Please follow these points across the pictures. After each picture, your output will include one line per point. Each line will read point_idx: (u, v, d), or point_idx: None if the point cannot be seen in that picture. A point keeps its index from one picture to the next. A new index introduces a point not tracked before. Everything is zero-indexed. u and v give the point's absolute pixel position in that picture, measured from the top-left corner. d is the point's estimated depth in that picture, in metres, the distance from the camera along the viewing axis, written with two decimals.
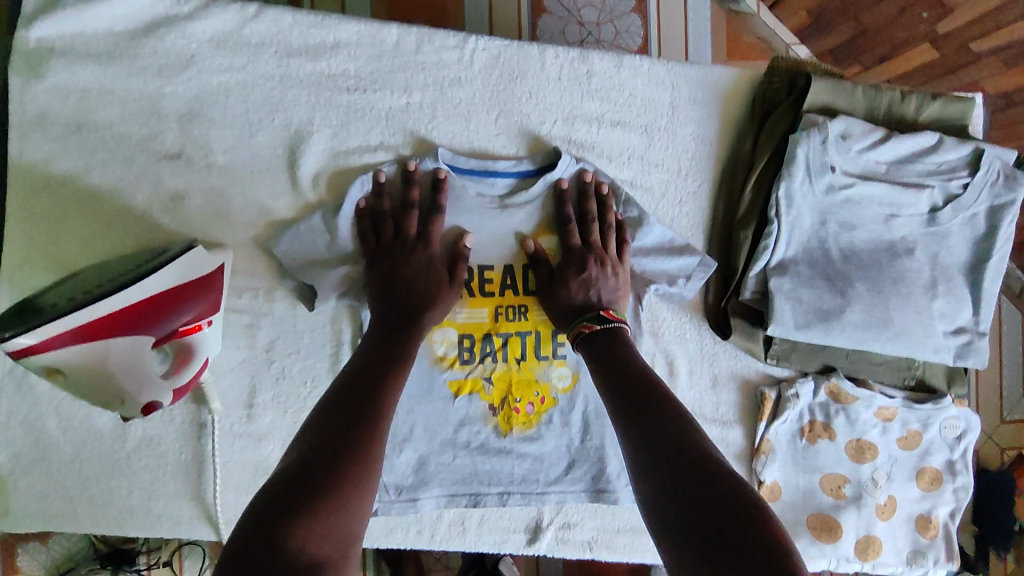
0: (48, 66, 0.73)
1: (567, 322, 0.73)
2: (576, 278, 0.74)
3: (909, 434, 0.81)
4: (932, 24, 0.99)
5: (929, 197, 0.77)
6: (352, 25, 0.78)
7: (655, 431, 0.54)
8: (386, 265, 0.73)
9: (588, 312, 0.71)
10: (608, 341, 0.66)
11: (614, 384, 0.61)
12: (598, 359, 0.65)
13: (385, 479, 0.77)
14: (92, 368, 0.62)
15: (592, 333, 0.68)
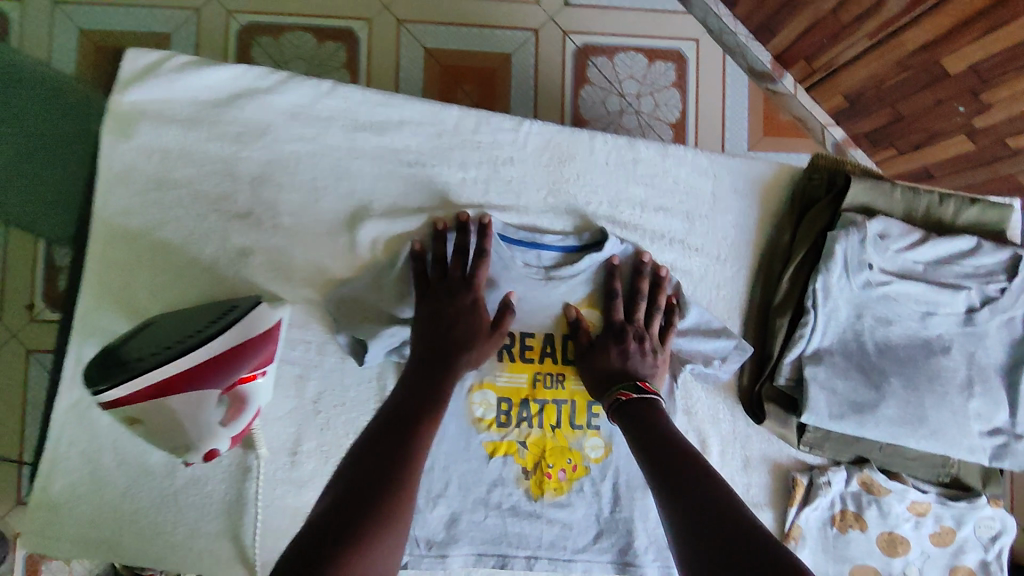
0: (137, 128, 0.79)
1: (603, 391, 0.73)
2: (614, 354, 0.75)
3: (942, 531, 0.81)
4: (969, 117, 1.02)
5: (965, 298, 0.79)
6: (417, 105, 0.83)
7: (688, 497, 0.52)
8: (429, 313, 0.75)
9: (621, 380, 0.71)
10: (641, 407, 0.66)
11: (646, 450, 0.60)
12: (633, 425, 0.64)
13: (417, 533, 0.79)
14: (165, 419, 0.67)
15: (627, 401, 0.67)
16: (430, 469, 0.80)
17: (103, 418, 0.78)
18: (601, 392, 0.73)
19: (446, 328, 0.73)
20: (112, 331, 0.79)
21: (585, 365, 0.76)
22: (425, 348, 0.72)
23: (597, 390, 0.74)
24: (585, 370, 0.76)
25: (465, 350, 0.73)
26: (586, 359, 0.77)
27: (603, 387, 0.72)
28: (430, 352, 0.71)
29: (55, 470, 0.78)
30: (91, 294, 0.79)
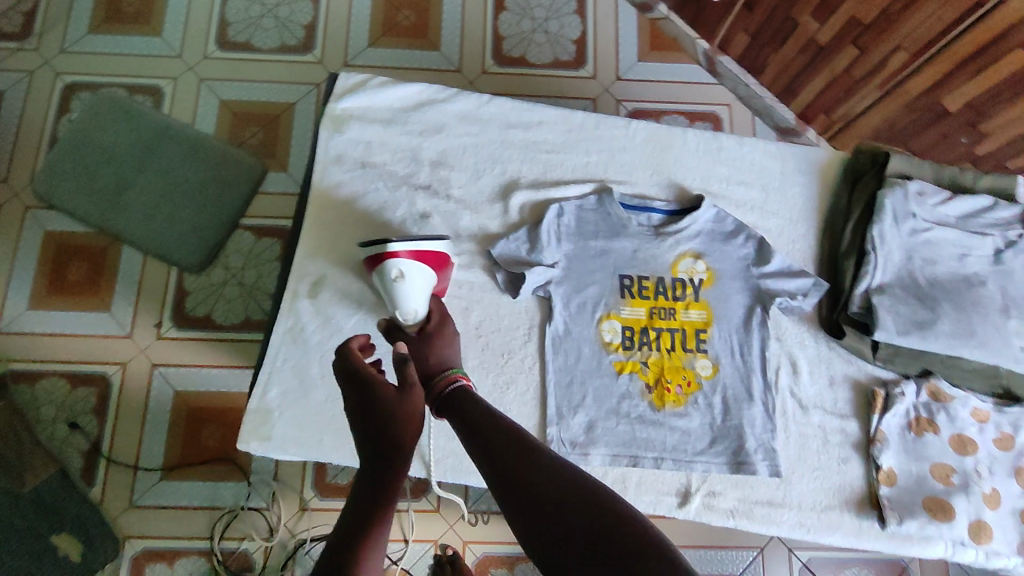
0: (348, 126, 1.07)
1: (426, 383, 0.77)
2: (418, 349, 0.81)
3: (1003, 436, 0.97)
4: (971, 146, 1.31)
5: (992, 243, 1.01)
6: (552, 111, 1.11)
7: (522, 480, 0.61)
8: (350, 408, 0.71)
9: (450, 367, 0.78)
10: (467, 395, 0.74)
11: (475, 441, 0.68)
12: (458, 416, 0.72)
13: (562, 434, 0.95)
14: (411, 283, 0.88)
15: (461, 387, 0.75)
16: (571, 383, 0.98)
17: (315, 338, 0.97)
18: (426, 382, 0.77)
19: (359, 415, 0.69)
20: (323, 272, 1.01)
21: (417, 354, 0.81)
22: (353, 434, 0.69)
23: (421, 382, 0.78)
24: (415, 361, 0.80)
25: (381, 416, 0.68)
26: (416, 347, 0.82)
27: (426, 380, 0.77)
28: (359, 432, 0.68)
29: (270, 379, 0.95)
30: (310, 244, 1.01)
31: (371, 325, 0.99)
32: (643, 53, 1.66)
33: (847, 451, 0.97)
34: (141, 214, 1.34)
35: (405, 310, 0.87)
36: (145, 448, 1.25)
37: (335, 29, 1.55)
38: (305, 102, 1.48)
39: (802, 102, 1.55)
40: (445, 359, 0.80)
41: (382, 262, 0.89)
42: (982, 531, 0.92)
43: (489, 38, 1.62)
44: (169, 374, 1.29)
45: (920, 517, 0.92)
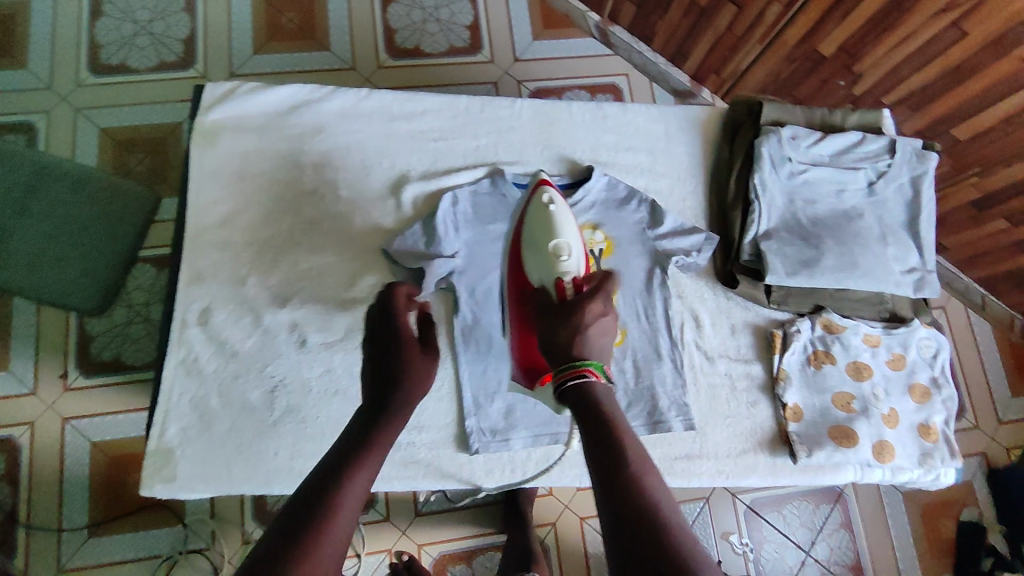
0: (221, 139, 1.01)
1: (554, 365, 0.75)
2: (572, 314, 0.78)
3: (894, 356, 1.02)
4: (849, 88, 1.37)
5: (864, 175, 1.06)
6: (434, 97, 1.08)
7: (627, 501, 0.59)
8: (385, 361, 0.76)
9: (582, 356, 0.74)
10: (604, 396, 0.71)
11: (598, 445, 0.65)
12: (586, 413, 0.69)
13: (480, 424, 0.95)
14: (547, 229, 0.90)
15: (595, 387, 0.72)
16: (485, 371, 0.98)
17: (212, 367, 0.93)
18: (554, 366, 0.75)
19: (393, 377, 0.74)
20: (213, 295, 0.96)
21: (551, 331, 0.78)
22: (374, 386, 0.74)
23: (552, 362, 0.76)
24: (547, 339, 0.78)
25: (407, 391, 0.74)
26: (567, 309, 0.79)
27: (558, 362, 0.74)
28: (382, 390, 0.73)
29: (168, 416, 0.90)
30: (195, 269, 0.97)
31: (269, 344, 0.95)
32: (536, 32, 1.65)
33: (755, 394, 1.01)
34: (25, 259, 1.22)
35: (553, 244, 0.86)
36: (66, 510, 1.17)
37: (215, 38, 1.48)
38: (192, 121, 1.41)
39: (693, 65, 1.60)
40: (586, 341, 0.75)
41: (524, 232, 0.92)
42: (886, 450, 0.97)
43: (380, 33, 1.57)
44: (81, 427, 1.21)
45: (828, 446, 0.97)
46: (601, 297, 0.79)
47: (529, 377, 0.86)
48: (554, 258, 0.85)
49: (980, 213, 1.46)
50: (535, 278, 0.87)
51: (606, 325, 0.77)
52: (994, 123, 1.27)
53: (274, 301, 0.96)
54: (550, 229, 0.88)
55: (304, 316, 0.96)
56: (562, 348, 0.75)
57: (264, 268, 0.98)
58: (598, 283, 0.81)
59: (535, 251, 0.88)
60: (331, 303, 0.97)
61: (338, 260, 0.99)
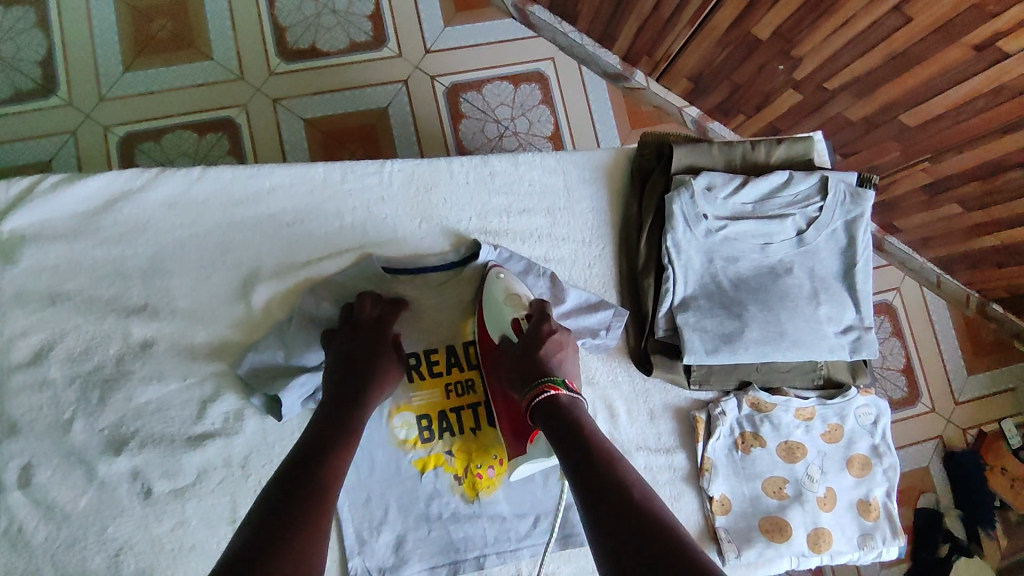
0: (22, 252, 0.82)
1: (522, 388, 0.76)
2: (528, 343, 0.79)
3: (830, 429, 0.92)
4: (788, 73, 1.18)
5: (793, 224, 0.91)
6: (283, 170, 0.89)
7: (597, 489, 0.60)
8: (341, 372, 0.78)
9: (547, 372, 0.76)
10: (567, 406, 0.72)
11: (565, 448, 0.66)
12: (552, 424, 0.70)
13: (367, 563, 0.85)
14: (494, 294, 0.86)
15: (557, 397, 0.73)
16: (368, 499, 0.85)
17: (39, 535, 0.80)
18: (522, 389, 0.76)
19: (352, 387, 0.77)
20: (33, 450, 0.81)
21: (520, 355, 0.79)
22: (333, 398, 0.75)
23: (518, 383, 0.77)
24: (518, 363, 0.78)
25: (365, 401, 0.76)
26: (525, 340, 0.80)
27: (524, 382, 0.76)
28: (342, 401, 0.75)
29: None
30: (6, 421, 0.81)
31: (108, 501, 0.82)
32: (448, 18, 1.42)
33: (682, 488, 0.90)
34: None
35: (510, 295, 0.84)
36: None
37: (77, 51, 1.26)
38: (62, 156, 1.22)
39: (622, 47, 1.40)
40: (549, 358, 0.78)
41: (484, 295, 0.86)
42: (821, 539, 0.89)
43: (269, 31, 1.33)
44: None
45: (759, 542, 0.88)
46: (549, 323, 0.82)
47: (520, 440, 0.81)
48: (515, 310, 0.83)
49: (932, 198, 1.29)
50: (494, 336, 0.84)
51: (565, 343, 0.82)
52: (943, 112, 1.08)
53: (108, 449, 0.82)
54: (504, 284, 0.85)
55: (146, 462, 0.83)
56: (535, 365, 0.77)
57: (92, 408, 0.83)
58: (540, 308, 0.83)
59: (491, 308, 0.84)
60: (177, 441, 0.84)
61: (181, 388, 0.85)
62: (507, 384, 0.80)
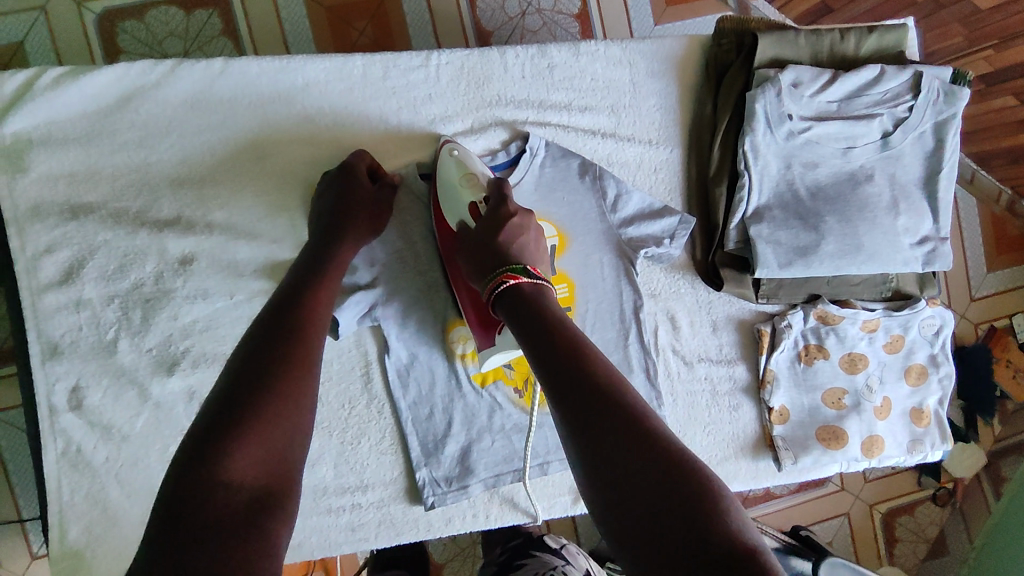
0: (30, 158, 0.73)
1: (483, 278, 0.67)
2: (485, 234, 0.69)
3: (893, 339, 0.90)
4: None
5: (879, 125, 0.84)
6: (317, 64, 0.79)
7: (581, 409, 0.48)
8: (314, 240, 0.72)
9: (506, 260, 0.66)
10: (530, 294, 0.62)
11: (532, 345, 0.56)
12: (518, 317, 0.60)
13: (433, 474, 0.84)
14: (445, 176, 0.76)
15: (518, 286, 0.63)
16: (431, 412, 0.83)
17: (100, 455, 0.78)
18: (481, 281, 0.67)
19: (322, 258, 0.69)
20: (79, 371, 0.77)
21: (477, 241, 0.69)
22: (301, 270, 0.68)
23: (478, 275, 0.68)
24: (478, 247, 0.69)
25: (337, 258, 0.70)
26: (485, 224, 0.70)
27: (485, 271, 0.66)
28: (316, 277, 0.66)
29: (65, 520, 0.77)
30: (47, 342, 0.76)
31: (165, 421, 0.79)
32: None
33: (743, 399, 0.90)
34: None
35: (463, 176, 0.75)
36: (21, 500, 1.00)
37: None
38: (35, 39, 1.04)
39: None
40: (506, 245, 0.67)
41: (438, 172, 0.77)
42: (874, 446, 0.90)
43: None
44: (7, 419, 1.00)
45: (815, 450, 0.89)
46: (506, 205, 0.71)
47: (486, 330, 0.73)
48: (471, 192, 0.74)
49: (987, 88, 1.18)
50: (453, 222, 0.75)
51: (527, 226, 0.71)
52: None
53: (160, 369, 0.78)
54: (457, 161, 0.76)
55: (201, 381, 0.80)
56: (489, 252, 0.67)
57: (136, 328, 0.78)
58: (498, 190, 0.72)
59: (447, 193, 0.75)
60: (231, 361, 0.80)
61: (228, 307, 0.80)
62: (467, 273, 0.71)
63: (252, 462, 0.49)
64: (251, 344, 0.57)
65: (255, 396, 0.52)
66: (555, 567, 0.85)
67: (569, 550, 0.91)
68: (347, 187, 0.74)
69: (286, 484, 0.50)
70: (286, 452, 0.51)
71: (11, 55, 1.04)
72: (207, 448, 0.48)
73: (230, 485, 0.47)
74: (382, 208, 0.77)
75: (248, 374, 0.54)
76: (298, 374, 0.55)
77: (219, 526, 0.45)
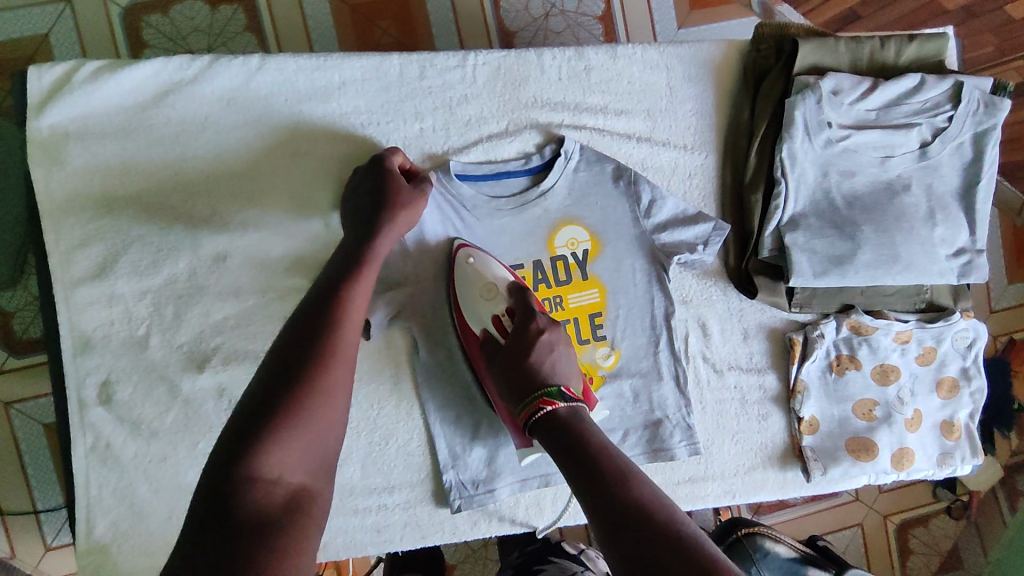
0: (67, 152, 0.73)
1: (517, 403, 0.68)
2: (517, 354, 0.70)
3: (925, 351, 0.89)
4: None
5: (918, 134, 0.83)
6: (354, 62, 0.79)
7: (627, 528, 0.50)
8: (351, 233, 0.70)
9: (539, 383, 0.67)
10: (566, 419, 0.64)
11: (572, 466, 0.58)
12: (556, 440, 0.62)
13: (460, 477, 0.83)
14: (462, 281, 0.76)
15: (555, 412, 0.65)
16: (459, 415, 0.83)
17: (128, 451, 0.78)
18: (517, 405, 0.68)
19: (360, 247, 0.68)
20: (110, 366, 0.76)
21: (507, 360, 0.70)
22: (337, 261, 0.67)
23: (514, 398, 0.69)
24: (509, 367, 0.70)
25: (375, 247, 0.68)
26: (514, 343, 0.70)
27: (520, 396, 0.68)
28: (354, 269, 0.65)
29: (92, 514, 0.77)
30: (79, 336, 0.76)
31: (194, 418, 0.79)
32: None
33: (773, 408, 0.89)
34: None
35: (483, 284, 0.75)
36: (39, 493, 1.00)
37: None
38: (60, 31, 1.01)
39: None
40: (538, 363, 0.69)
41: (456, 281, 0.76)
42: (905, 458, 0.89)
43: None
44: (29, 411, 1.00)
45: (844, 461, 0.88)
46: (535, 319, 0.72)
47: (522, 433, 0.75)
48: (494, 304, 0.74)
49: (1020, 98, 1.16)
50: (477, 330, 0.76)
51: (555, 341, 0.71)
52: None
53: (190, 365, 0.78)
54: (474, 270, 0.75)
55: (231, 378, 0.79)
56: (523, 373, 0.68)
57: (167, 323, 0.77)
58: (523, 302, 0.73)
59: (466, 304, 0.76)
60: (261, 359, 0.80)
61: (259, 304, 0.79)
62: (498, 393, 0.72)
63: (285, 464, 0.50)
64: (286, 341, 0.57)
65: (289, 400, 0.53)
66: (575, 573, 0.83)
67: (588, 556, 0.90)
68: (381, 181, 0.73)
69: (316, 486, 0.52)
70: (319, 457, 0.53)
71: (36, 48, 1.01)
72: (242, 447, 0.49)
73: (265, 484, 0.48)
74: (419, 199, 0.73)
75: (283, 377, 0.54)
76: (331, 379, 0.55)
77: (256, 521, 0.46)
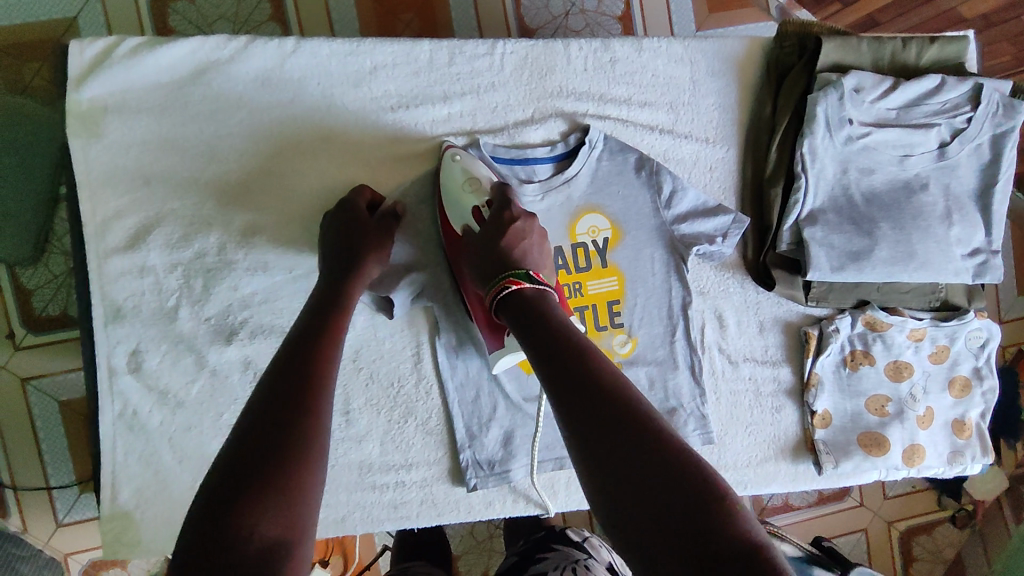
0: (105, 125, 0.75)
1: (486, 284, 0.67)
2: (491, 238, 0.69)
3: (938, 349, 0.90)
4: None
5: (937, 134, 0.84)
6: (385, 47, 0.80)
7: (583, 401, 0.48)
8: (324, 271, 0.70)
9: (509, 265, 0.66)
10: (533, 300, 0.62)
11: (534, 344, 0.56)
12: (520, 321, 0.60)
13: (477, 457, 0.84)
14: (448, 182, 0.77)
15: (521, 291, 0.63)
16: (478, 396, 0.84)
17: (154, 420, 0.79)
18: (485, 286, 0.67)
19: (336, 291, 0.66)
20: (139, 336, 0.78)
21: (479, 244, 0.70)
22: (313, 300, 0.66)
23: (483, 279, 0.68)
24: (480, 250, 0.69)
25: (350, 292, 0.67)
26: (490, 231, 0.70)
27: (490, 276, 0.66)
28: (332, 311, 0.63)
29: (117, 480, 0.79)
30: (110, 305, 0.77)
31: (220, 389, 0.81)
32: None
33: (786, 401, 0.91)
34: None
35: (466, 180, 0.76)
36: (51, 468, 1.01)
37: None
38: (88, 14, 0.99)
39: None
40: (510, 248, 0.68)
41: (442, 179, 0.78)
42: (916, 455, 0.90)
43: None
44: (45, 388, 1.01)
45: (856, 456, 0.89)
46: (511, 210, 0.72)
47: (495, 333, 0.73)
48: (475, 196, 0.74)
49: None
50: (456, 227, 0.76)
51: (530, 232, 0.71)
52: None
53: (218, 338, 0.80)
54: (461, 166, 0.77)
55: (257, 352, 0.81)
56: (494, 255, 0.67)
57: (197, 296, 0.79)
58: (503, 193, 0.73)
59: (450, 198, 0.76)
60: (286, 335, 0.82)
61: (286, 281, 0.81)
62: (472, 278, 0.71)
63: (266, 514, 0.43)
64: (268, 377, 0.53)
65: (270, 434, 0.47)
66: (577, 560, 0.80)
67: (591, 542, 0.87)
68: (351, 224, 0.73)
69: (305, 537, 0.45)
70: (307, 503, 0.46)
71: (62, 30, 0.99)
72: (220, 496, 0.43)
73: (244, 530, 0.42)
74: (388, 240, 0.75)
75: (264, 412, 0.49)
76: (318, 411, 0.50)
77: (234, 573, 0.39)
